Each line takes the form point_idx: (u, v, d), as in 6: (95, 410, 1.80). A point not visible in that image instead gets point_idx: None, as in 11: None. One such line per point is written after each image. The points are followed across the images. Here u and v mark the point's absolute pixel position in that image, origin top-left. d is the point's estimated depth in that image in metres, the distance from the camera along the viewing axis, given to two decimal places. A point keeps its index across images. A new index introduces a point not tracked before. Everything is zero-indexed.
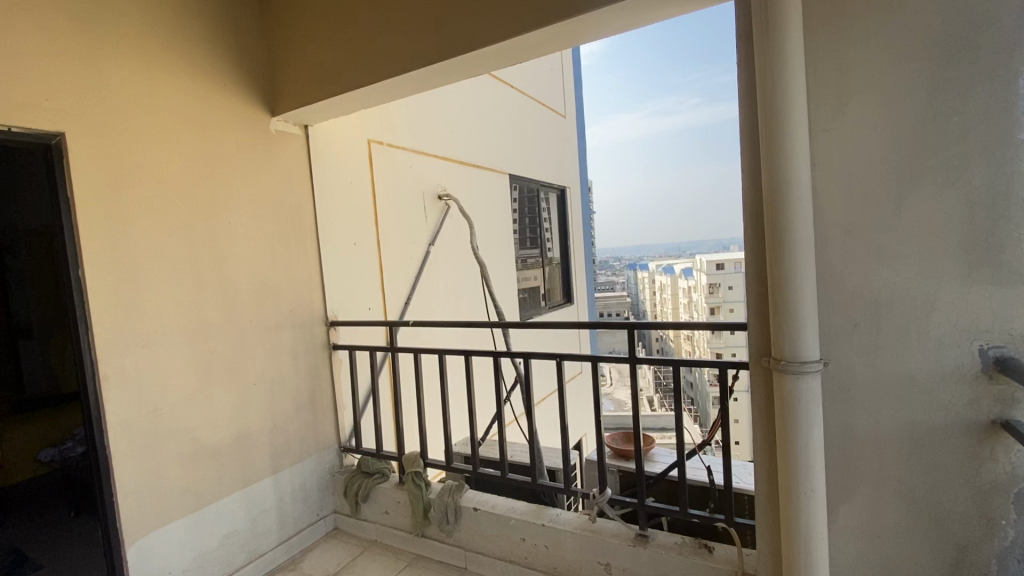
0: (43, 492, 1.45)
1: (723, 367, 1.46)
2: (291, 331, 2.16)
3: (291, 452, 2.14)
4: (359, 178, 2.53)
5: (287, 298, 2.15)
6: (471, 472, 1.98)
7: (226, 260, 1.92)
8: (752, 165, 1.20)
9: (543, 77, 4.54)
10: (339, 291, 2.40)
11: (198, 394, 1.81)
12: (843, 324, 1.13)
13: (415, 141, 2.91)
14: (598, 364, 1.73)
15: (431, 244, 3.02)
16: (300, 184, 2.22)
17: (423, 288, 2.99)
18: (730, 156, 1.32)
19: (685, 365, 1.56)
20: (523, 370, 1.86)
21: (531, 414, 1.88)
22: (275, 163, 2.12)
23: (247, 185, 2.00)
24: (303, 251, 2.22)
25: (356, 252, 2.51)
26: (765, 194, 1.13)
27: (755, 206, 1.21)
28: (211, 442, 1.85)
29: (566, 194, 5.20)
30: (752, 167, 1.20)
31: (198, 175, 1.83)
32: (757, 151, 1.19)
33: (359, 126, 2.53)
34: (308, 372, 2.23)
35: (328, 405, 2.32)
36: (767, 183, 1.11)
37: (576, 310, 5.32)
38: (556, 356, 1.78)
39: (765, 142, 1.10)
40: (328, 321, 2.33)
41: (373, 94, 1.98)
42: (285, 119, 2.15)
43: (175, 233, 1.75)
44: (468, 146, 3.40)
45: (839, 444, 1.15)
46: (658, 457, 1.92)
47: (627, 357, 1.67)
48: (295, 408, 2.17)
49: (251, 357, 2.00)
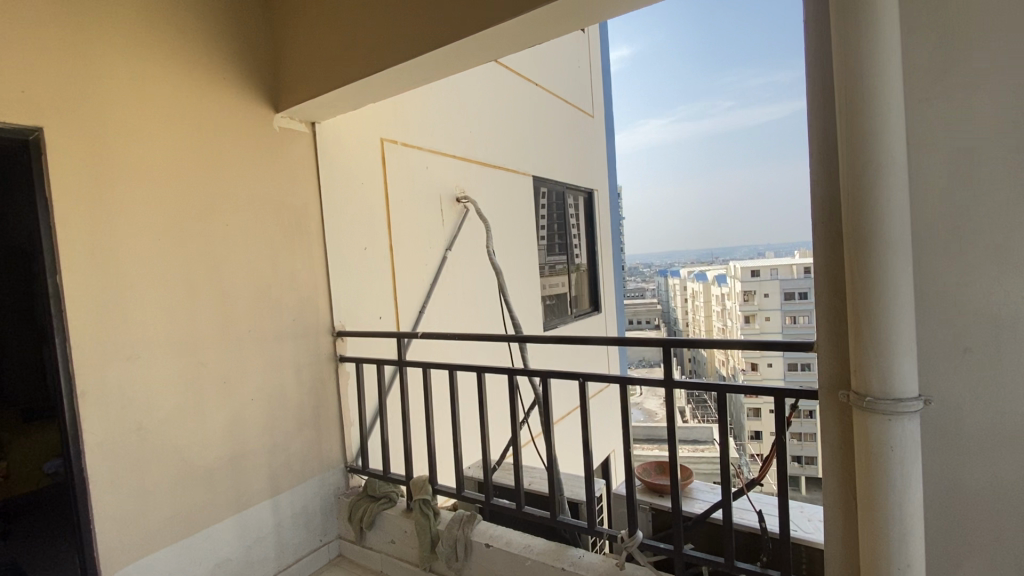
0: (42, 506, 1.36)
1: (779, 395, 1.22)
2: (294, 342, 2.01)
3: (292, 473, 1.99)
4: (371, 179, 2.38)
5: (289, 307, 2.00)
6: (484, 502, 1.78)
7: (222, 265, 1.78)
8: (825, 151, 0.98)
9: (570, 75, 4.35)
10: (348, 300, 2.25)
11: (188, 412, 1.67)
12: (947, 348, 0.92)
13: (432, 141, 2.76)
14: (627, 387, 1.49)
15: (448, 249, 2.85)
16: (307, 185, 2.08)
17: (439, 296, 2.82)
18: (795, 139, 1.11)
19: (732, 391, 1.31)
20: (541, 390, 1.64)
21: (551, 440, 1.66)
22: (278, 162, 1.98)
23: (247, 186, 1.87)
24: (307, 256, 2.07)
25: (367, 257, 2.35)
26: (843, 184, 0.90)
27: (829, 200, 0.99)
28: (202, 464, 1.71)
29: (593, 197, 4.96)
30: (825, 151, 0.98)
31: (192, 175, 1.70)
32: (831, 130, 0.98)
33: (371, 124, 2.38)
34: (311, 387, 2.08)
35: (333, 422, 2.16)
36: (848, 171, 0.89)
37: (604, 319, 5.06)
38: (578, 376, 1.56)
39: (845, 118, 0.89)
40: (335, 331, 2.17)
41: (380, 85, 1.81)
42: (290, 115, 2.01)
43: (165, 236, 1.62)
44: (488, 146, 3.23)
45: (944, 497, 0.93)
46: (697, 494, 1.67)
47: (662, 379, 1.43)
48: (296, 426, 2.01)
49: (248, 371, 1.86)
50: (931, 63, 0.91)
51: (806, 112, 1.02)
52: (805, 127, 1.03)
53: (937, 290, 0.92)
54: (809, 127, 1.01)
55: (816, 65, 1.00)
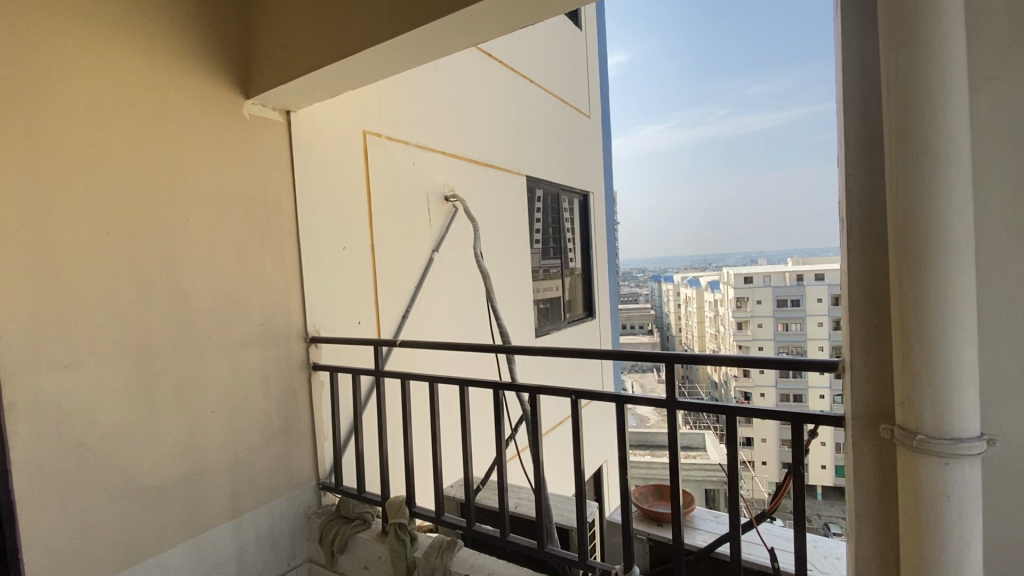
0: None
1: (797, 419, 1.08)
2: (262, 349, 1.85)
3: (257, 491, 1.82)
4: (351, 174, 2.22)
5: (257, 310, 1.83)
6: (465, 529, 1.62)
7: (181, 263, 1.61)
8: (867, 136, 0.83)
9: (565, 73, 4.22)
10: (324, 303, 2.08)
11: (138, 425, 1.50)
12: (1011, 374, 0.78)
13: (419, 136, 2.61)
14: (625, 406, 1.34)
15: (434, 251, 2.70)
16: (279, 179, 1.92)
17: (424, 299, 2.66)
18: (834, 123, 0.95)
19: (743, 414, 1.16)
20: (529, 407, 1.48)
21: (539, 461, 1.50)
22: (248, 152, 1.82)
23: (211, 178, 1.71)
24: (279, 256, 1.91)
25: (347, 258, 2.20)
26: (889, 178, 0.75)
27: (872, 196, 0.83)
28: (153, 483, 1.54)
29: (589, 199, 4.82)
30: (867, 137, 0.83)
31: (149, 162, 1.54)
32: (874, 115, 0.83)
33: (352, 114, 2.22)
34: (281, 397, 1.91)
35: (304, 435, 2.00)
36: (896, 162, 0.74)
37: (599, 325, 4.91)
38: (571, 393, 1.40)
39: (894, 98, 0.74)
40: (308, 337, 2.01)
41: (360, 69, 1.66)
42: (261, 102, 1.86)
43: (115, 229, 1.46)
44: (479, 143, 3.08)
45: (1002, 549, 0.80)
46: (700, 523, 1.52)
47: (664, 398, 1.28)
48: (263, 440, 1.85)
49: (210, 379, 1.69)
50: (990, 37, 0.77)
51: (839, 92, 0.87)
52: (838, 112, 0.88)
53: (995, 306, 0.78)
54: (844, 108, 0.85)
55: (858, 36, 0.84)
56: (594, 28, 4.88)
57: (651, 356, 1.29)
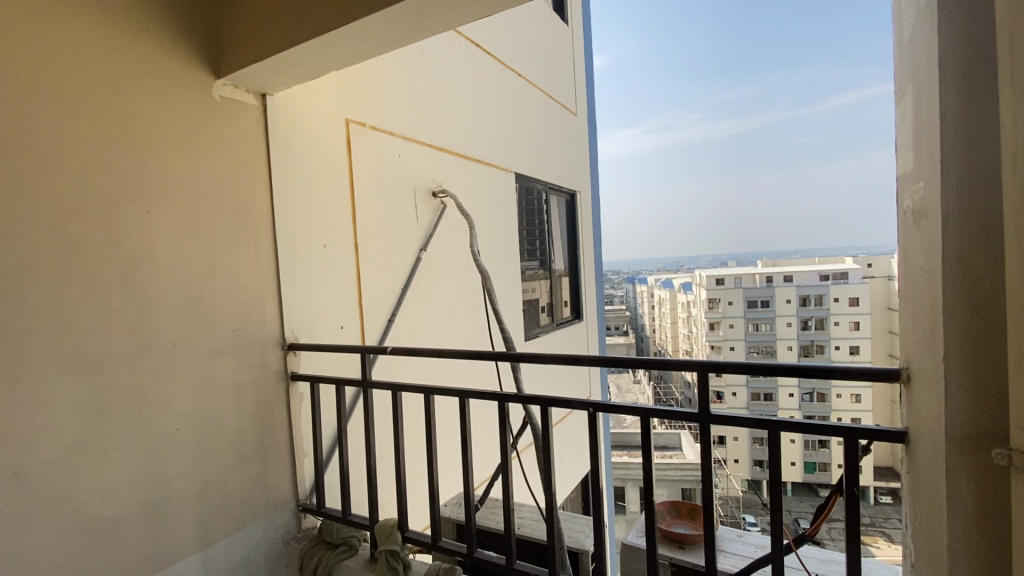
0: None
1: (850, 435, 1.00)
2: (234, 358, 1.65)
3: (228, 517, 1.63)
4: (334, 165, 2.04)
5: (229, 314, 1.64)
6: (466, 556, 1.46)
7: (140, 261, 1.41)
8: (971, 108, 0.70)
9: (551, 67, 4.10)
10: (303, 306, 1.90)
11: (89, 450, 1.30)
12: None
13: (406, 127, 2.44)
14: (651, 418, 1.21)
15: (422, 249, 2.53)
16: (254, 169, 1.73)
17: (412, 302, 2.49)
18: (912, 97, 0.82)
19: (788, 429, 1.06)
20: (540, 420, 1.33)
21: (551, 479, 1.36)
22: (218, 138, 1.63)
23: (175, 166, 1.51)
24: (253, 254, 1.72)
25: (329, 258, 2.02)
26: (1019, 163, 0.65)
27: (977, 183, 0.70)
28: (106, 515, 1.33)
29: (575, 199, 4.72)
30: (971, 111, 0.70)
31: (103, 145, 1.34)
32: (977, 87, 0.70)
33: (334, 100, 2.04)
34: (256, 411, 1.72)
35: (282, 452, 1.81)
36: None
37: (586, 327, 4.81)
38: (588, 405, 1.26)
39: None
40: (286, 344, 1.82)
41: (347, 45, 1.49)
42: (232, 83, 1.67)
43: (60, 221, 1.25)
44: (467, 137, 2.93)
45: None
46: (728, 545, 1.44)
47: (696, 411, 1.16)
48: (235, 459, 1.65)
49: (175, 393, 1.49)
50: None
51: (929, 58, 0.74)
52: (926, 81, 0.76)
53: None
54: (937, 73, 0.72)
55: None
56: (579, 23, 4.78)
57: (680, 364, 1.16)
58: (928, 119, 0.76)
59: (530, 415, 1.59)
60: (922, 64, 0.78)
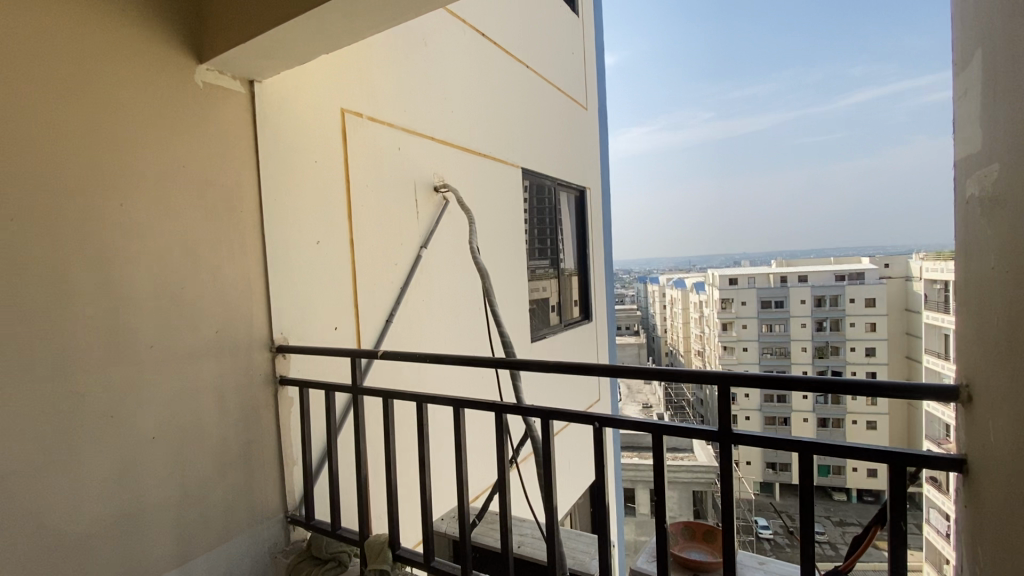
0: None
1: (897, 461, 0.87)
2: (217, 361, 1.56)
3: (210, 529, 1.53)
4: (328, 157, 1.94)
5: (212, 315, 1.54)
6: None
7: (113, 257, 1.32)
8: None
9: (560, 59, 3.98)
10: (294, 306, 1.80)
11: (54, 460, 1.20)
12: None
13: (406, 119, 2.34)
14: (664, 435, 1.08)
15: (423, 247, 2.42)
16: (240, 160, 1.63)
17: (412, 301, 2.38)
18: (986, 71, 0.71)
19: (822, 452, 0.93)
20: (541, 434, 1.22)
21: (553, 498, 1.25)
22: (201, 127, 1.53)
23: (152, 155, 1.41)
24: (239, 250, 1.62)
25: (322, 255, 1.91)
26: None
27: None
28: (74, 530, 1.24)
29: (585, 196, 4.58)
30: None
31: (71, 132, 1.24)
32: None
33: (328, 88, 1.93)
34: (241, 417, 1.62)
35: (270, 461, 1.71)
36: None
37: (595, 328, 4.67)
38: (594, 418, 1.13)
39: None
40: (275, 346, 1.72)
41: (334, 24, 1.37)
42: (217, 68, 1.57)
43: (23, 213, 1.15)
44: (470, 130, 2.82)
45: None
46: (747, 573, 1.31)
47: (715, 427, 1.04)
48: (217, 469, 1.55)
49: (151, 399, 1.40)
50: None
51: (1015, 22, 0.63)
52: (1008, 51, 0.65)
53: None
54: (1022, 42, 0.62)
55: None
56: (590, 14, 4.63)
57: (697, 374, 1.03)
58: (1009, 99, 0.65)
59: (531, 426, 1.47)
60: (1001, 32, 0.67)
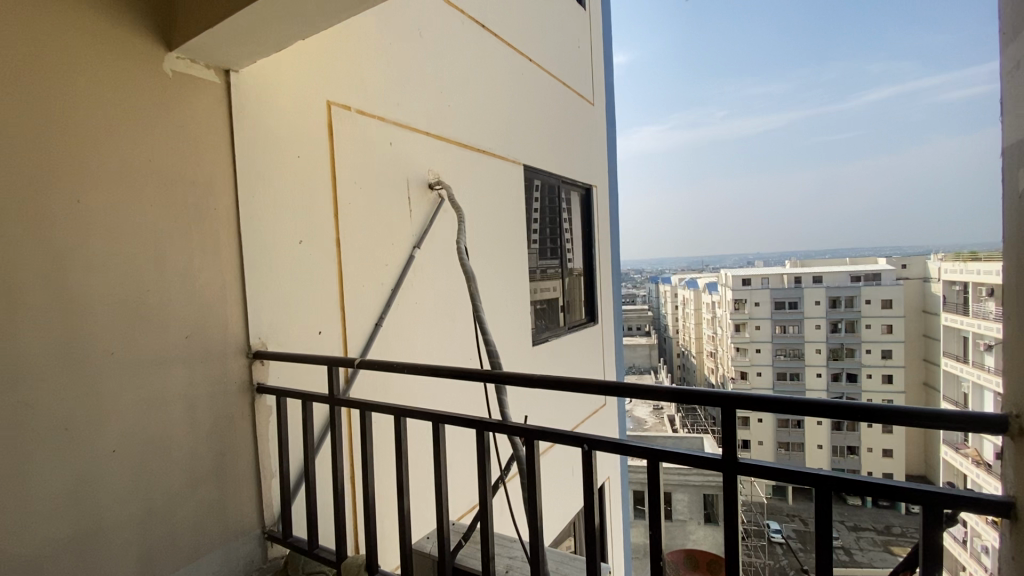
0: None
1: (932, 501, 0.74)
2: (187, 369, 1.46)
3: (179, 548, 1.44)
4: (312, 152, 1.84)
5: (182, 318, 1.45)
6: None
7: (69, 257, 1.22)
8: None
9: (565, 52, 3.85)
10: (273, 310, 1.70)
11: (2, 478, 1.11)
12: None
13: (398, 112, 2.23)
14: (661, 461, 0.96)
15: (416, 246, 2.32)
16: (214, 154, 1.54)
17: (403, 303, 2.28)
18: None
19: (844, 488, 0.80)
20: (525, 455, 1.10)
21: (538, 524, 1.13)
22: (170, 119, 1.44)
23: (115, 149, 1.32)
24: (212, 251, 1.53)
25: (304, 255, 1.81)
26: None
27: None
28: (23, 552, 1.15)
29: (592, 194, 4.44)
30: None
31: (21, 123, 1.15)
32: None
33: (312, 79, 1.83)
34: (214, 427, 1.53)
35: (245, 474, 1.62)
36: None
37: (601, 330, 4.54)
38: (582, 440, 1.01)
39: None
40: (252, 352, 1.63)
41: (307, 6, 1.27)
42: (189, 56, 1.47)
43: None
44: (468, 124, 2.71)
45: None
46: None
47: (720, 456, 0.91)
48: (185, 483, 1.46)
49: (111, 411, 1.30)
50: None
51: None
52: None
53: None
54: None
55: None
56: (598, 7, 4.49)
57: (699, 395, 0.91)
58: None
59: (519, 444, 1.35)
60: None
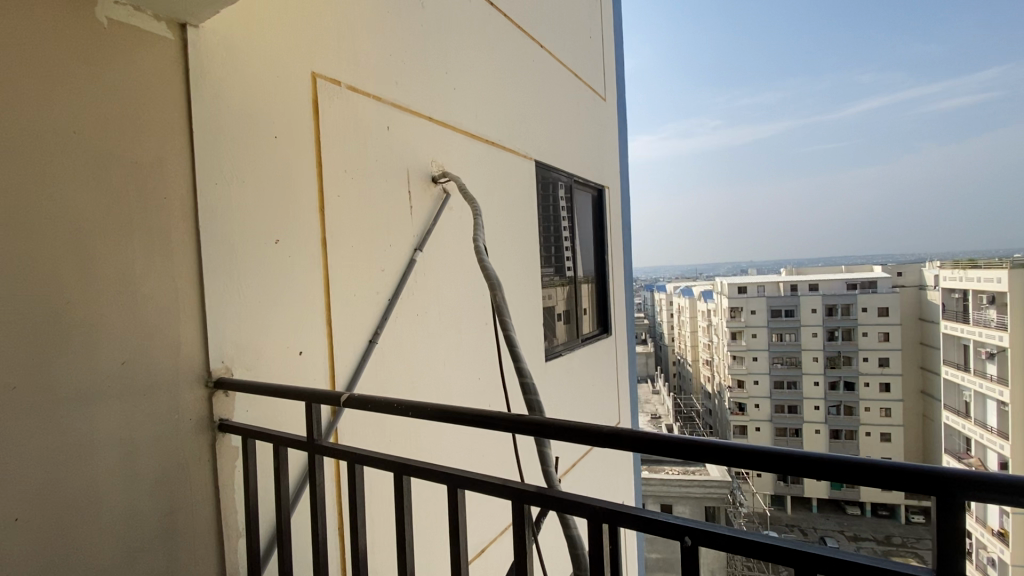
0: None
1: None
2: (127, 404, 1.13)
3: None
4: (292, 134, 1.52)
5: (120, 337, 1.12)
6: None
7: None
8: None
9: (574, 40, 3.56)
10: (241, 326, 1.37)
11: None
12: None
13: (396, 92, 1.92)
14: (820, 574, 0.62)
15: (418, 248, 2.00)
16: (166, 128, 1.21)
17: (404, 314, 1.95)
18: None
19: None
20: (588, 544, 0.77)
21: None
22: (106, 80, 1.11)
23: (24, 113, 0.98)
24: (162, 251, 1.20)
25: (283, 258, 1.48)
26: None
27: None
28: None
29: (603, 194, 4.14)
30: None
31: None
32: None
33: (291, 45, 1.52)
34: (163, 477, 1.19)
35: (205, 534, 1.28)
36: None
37: (614, 341, 4.23)
38: (682, 531, 0.69)
39: None
40: (214, 381, 1.29)
41: None
42: (132, 2, 1.15)
43: None
44: (475, 112, 2.41)
45: None
46: None
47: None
48: (123, 554, 1.11)
49: (14, 468, 0.95)
50: None
51: None
52: None
53: None
54: None
55: None
56: None
57: (891, 472, 0.59)
58: None
59: (573, 524, 0.98)
60: None
